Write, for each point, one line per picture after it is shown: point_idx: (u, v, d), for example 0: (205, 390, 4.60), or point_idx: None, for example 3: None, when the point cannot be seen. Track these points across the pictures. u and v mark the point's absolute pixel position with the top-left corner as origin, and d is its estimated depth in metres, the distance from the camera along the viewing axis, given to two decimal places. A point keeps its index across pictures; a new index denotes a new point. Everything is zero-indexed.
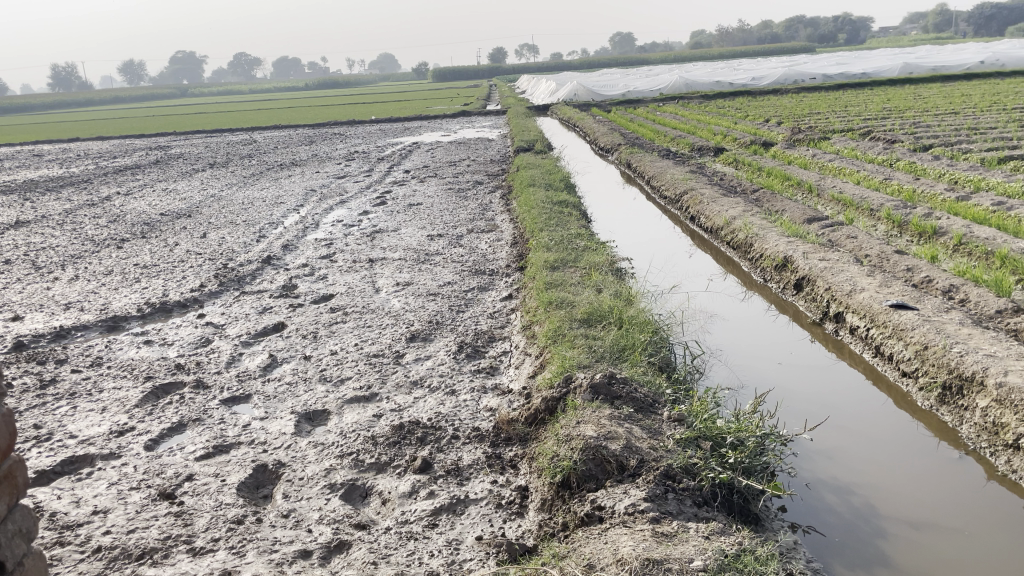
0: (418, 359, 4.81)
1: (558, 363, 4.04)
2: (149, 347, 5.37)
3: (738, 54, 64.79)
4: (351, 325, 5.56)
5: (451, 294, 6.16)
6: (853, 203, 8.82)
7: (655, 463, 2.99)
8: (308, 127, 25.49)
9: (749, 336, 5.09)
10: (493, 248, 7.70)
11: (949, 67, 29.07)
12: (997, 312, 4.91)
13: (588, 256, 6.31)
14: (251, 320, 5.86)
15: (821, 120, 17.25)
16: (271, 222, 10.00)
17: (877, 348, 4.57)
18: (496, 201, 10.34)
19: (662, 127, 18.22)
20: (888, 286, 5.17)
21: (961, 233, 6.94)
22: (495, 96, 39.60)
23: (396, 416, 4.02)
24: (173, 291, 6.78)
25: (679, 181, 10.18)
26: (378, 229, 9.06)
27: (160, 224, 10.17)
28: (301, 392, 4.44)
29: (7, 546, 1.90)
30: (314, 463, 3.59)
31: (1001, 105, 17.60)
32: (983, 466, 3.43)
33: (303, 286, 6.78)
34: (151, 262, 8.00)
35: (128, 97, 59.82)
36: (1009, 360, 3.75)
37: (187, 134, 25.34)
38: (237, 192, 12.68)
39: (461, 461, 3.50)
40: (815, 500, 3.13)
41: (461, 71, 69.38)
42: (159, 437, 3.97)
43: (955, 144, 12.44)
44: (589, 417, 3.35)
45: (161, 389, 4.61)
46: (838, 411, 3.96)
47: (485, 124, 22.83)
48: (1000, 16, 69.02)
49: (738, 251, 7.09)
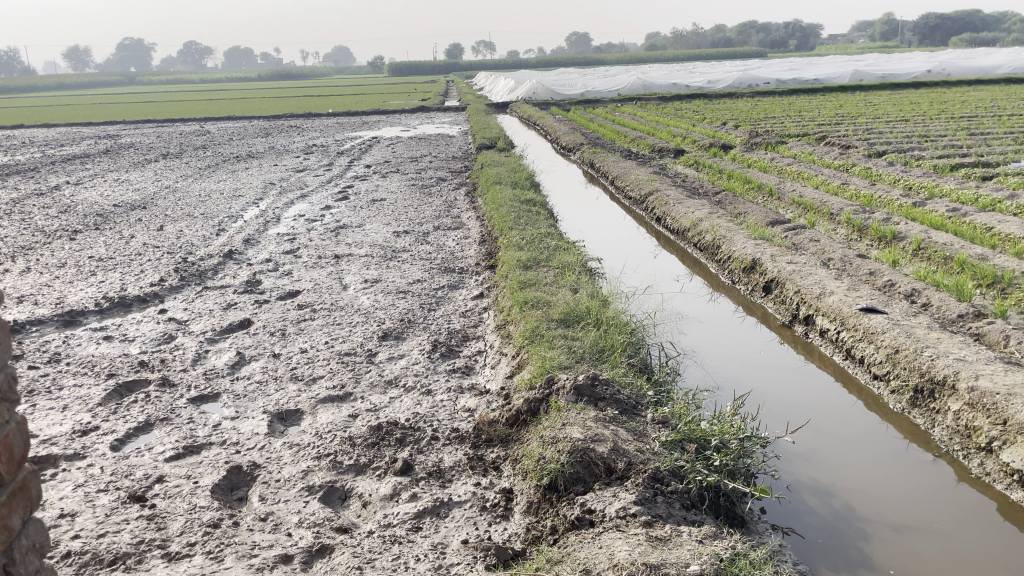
0: (391, 358, 4.74)
1: (537, 364, 4.02)
2: (109, 343, 5.20)
3: (692, 58, 65.72)
4: (320, 323, 5.45)
5: (421, 292, 6.09)
6: (814, 207, 8.97)
7: (643, 466, 2.99)
8: (263, 119, 25.04)
9: (722, 338, 5.13)
10: (461, 246, 7.64)
11: (898, 75, 29.91)
12: (959, 316, 5.05)
13: (559, 256, 6.30)
14: (215, 316, 5.71)
15: (778, 124, 17.56)
16: (230, 215, 9.79)
17: (848, 351, 4.64)
18: (461, 198, 10.28)
19: (621, 127, 18.35)
20: (856, 289, 5.26)
21: (920, 238, 7.10)
22: (453, 92, 39.39)
23: (373, 416, 3.95)
24: (132, 285, 6.57)
25: (644, 182, 10.24)
26: (342, 225, 8.92)
27: (114, 215, 9.88)
28: (272, 391, 4.33)
29: (22, 564, 1.83)
30: (290, 465, 3.50)
31: (949, 113, 18.11)
32: (955, 468, 3.50)
33: (267, 281, 6.65)
34: (107, 254, 7.75)
35: (73, 83, 58.06)
36: (978, 364, 3.85)
37: (137, 123, 24.70)
38: (193, 183, 12.39)
39: (443, 463, 3.44)
40: (797, 502, 3.16)
41: (419, 66, 69.24)
42: (125, 437, 3.84)
43: (908, 150, 12.74)
44: (575, 419, 3.33)
45: (125, 387, 4.45)
46: (815, 412, 4.01)
47: (445, 120, 22.69)
48: (944, 26, 71.27)
49: (705, 253, 7.16)
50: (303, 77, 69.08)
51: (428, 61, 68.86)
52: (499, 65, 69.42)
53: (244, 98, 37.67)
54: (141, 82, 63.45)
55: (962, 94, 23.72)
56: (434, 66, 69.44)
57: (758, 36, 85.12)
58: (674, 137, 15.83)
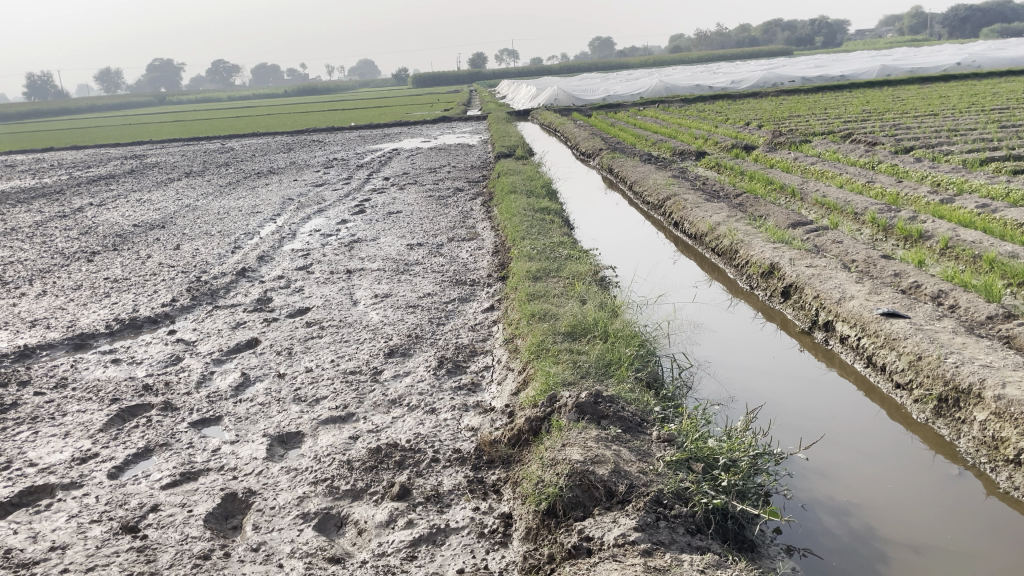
0: (396, 376, 4.63)
1: (541, 380, 3.89)
2: (117, 366, 5.17)
3: (715, 59, 65.21)
4: (327, 340, 5.37)
5: (430, 306, 5.99)
6: (837, 208, 8.73)
7: (645, 489, 2.84)
8: (286, 134, 25.22)
9: (738, 347, 4.95)
10: (473, 257, 7.54)
11: (927, 68, 29.32)
12: (988, 318, 4.84)
13: (571, 265, 6.17)
14: (223, 336, 5.66)
15: (801, 122, 17.26)
16: (247, 232, 9.79)
17: (869, 358, 4.45)
18: (476, 208, 10.19)
19: (642, 131, 18.20)
20: (877, 292, 5.06)
21: (947, 237, 6.87)
22: (474, 101, 39.39)
23: (374, 438, 3.85)
24: (144, 306, 6.56)
25: (662, 186, 10.06)
26: (357, 239, 8.87)
27: (133, 236, 9.93)
28: (274, 413, 4.25)
29: None
30: (286, 491, 3.41)
31: (979, 106, 17.68)
32: (983, 482, 3.31)
33: (278, 299, 6.60)
34: (122, 275, 7.77)
35: (104, 105, 59.23)
36: (1006, 370, 3.65)
37: (163, 143, 24.96)
38: (213, 201, 12.45)
39: (442, 487, 3.33)
40: (812, 522, 2.99)
41: (441, 77, 69.83)
42: (123, 464, 3.78)
43: (937, 146, 12.41)
44: (575, 439, 3.19)
45: (127, 412, 4.40)
46: (832, 424, 3.84)
47: (465, 130, 22.67)
48: (974, 18, 69.88)
49: (723, 257, 6.98)
50: (327, 91, 69.79)
51: (449, 72, 69.31)
52: (522, 73, 69.28)
53: (271, 114, 37.99)
54: (170, 102, 64.36)
55: (993, 85, 23.13)
56: (456, 76, 69.56)
57: (783, 34, 84.15)
58: (695, 140, 15.62)
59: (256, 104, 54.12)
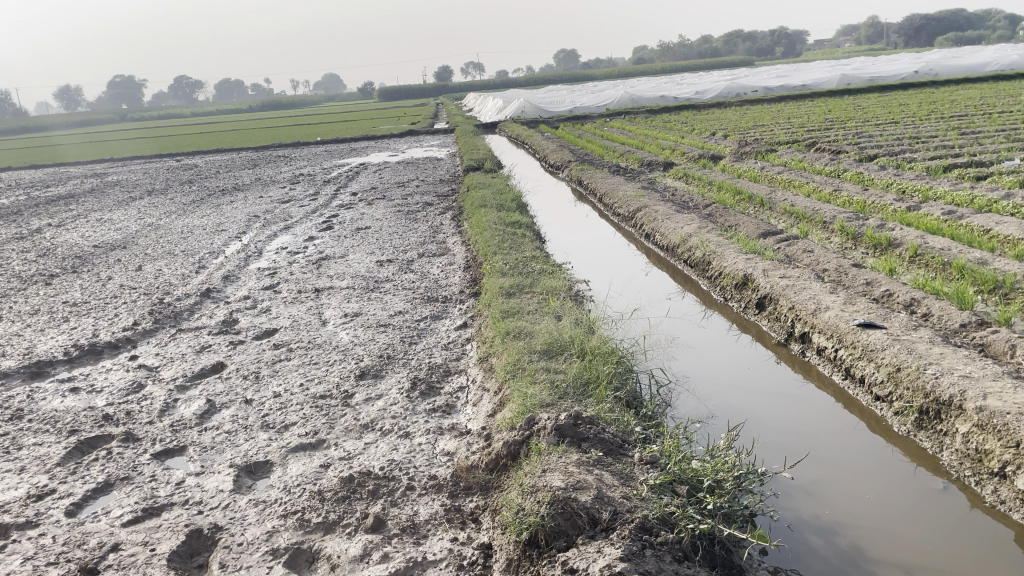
0: (368, 399, 4.50)
1: (518, 402, 3.79)
2: (76, 395, 4.97)
3: (679, 70, 65.85)
4: (296, 363, 5.22)
5: (401, 325, 5.86)
6: (806, 217, 8.76)
7: (630, 516, 2.75)
8: (250, 150, 24.91)
9: (714, 361, 4.89)
10: (445, 273, 7.43)
11: (886, 77, 29.82)
12: (962, 326, 4.84)
13: (544, 280, 6.09)
14: (187, 360, 5.47)
15: (766, 132, 17.41)
16: (211, 251, 9.58)
17: (847, 370, 4.41)
18: (446, 223, 10.09)
19: (611, 142, 18.22)
20: (852, 303, 5.04)
21: (916, 244, 6.89)
22: (440, 114, 39.25)
23: (346, 465, 3.71)
24: (104, 331, 6.35)
25: (632, 199, 10.03)
26: (325, 256, 8.71)
27: (93, 257, 9.67)
28: (241, 442, 4.09)
29: None
30: (254, 526, 3.25)
31: (938, 113, 17.98)
32: (968, 496, 3.27)
33: (244, 320, 6.43)
34: (82, 299, 7.54)
35: (64, 121, 58.28)
36: (986, 381, 3.62)
37: (124, 160, 24.52)
38: (177, 220, 12.19)
39: (418, 517, 3.20)
40: (799, 544, 2.91)
41: (407, 91, 69.71)
42: (82, 501, 3.60)
43: (900, 153, 12.55)
44: (555, 464, 3.09)
45: (86, 444, 4.21)
46: (813, 439, 3.79)
47: (433, 143, 22.57)
48: (929, 28, 71.41)
49: (696, 269, 6.96)
50: (292, 106, 69.33)
51: (415, 86, 69.21)
52: (488, 86, 69.35)
53: (236, 129, 37.52)
54: (133, 119, 63.31)
55: (951, 93, 23.51)
56: (423, 89, 69.45)
57: (745, 45, 85.20)
58: (662, 150, 15.68)
59: (220, 120, 53.46)
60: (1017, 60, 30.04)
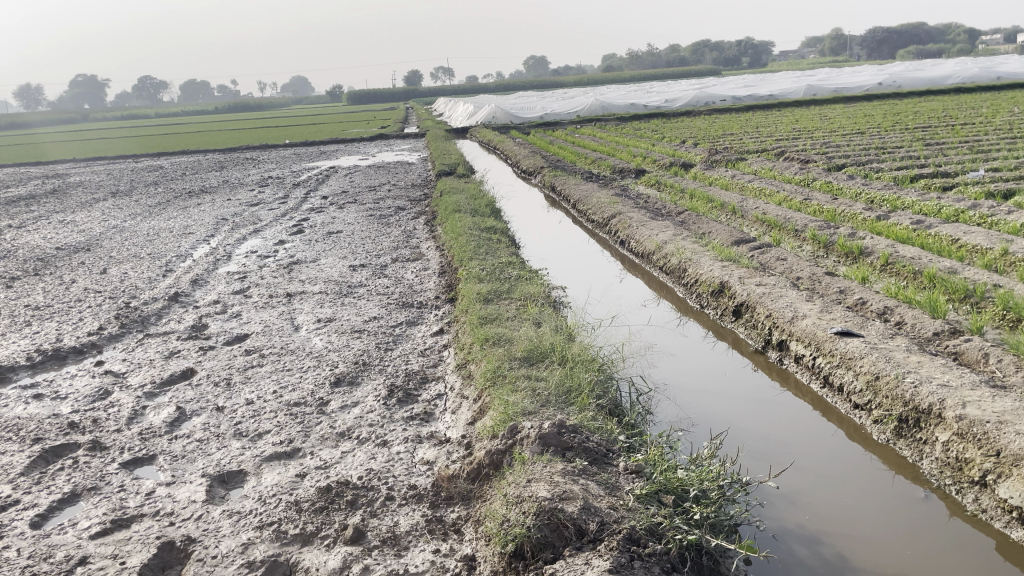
0: (344, 407, 4.41)
1: (500, 409, 3.74)
2: (39, 402, 4.81)
3: (647, 78, 66.34)
4: (269, 369, 5.11)
5: (377, 331, 5.78)
6: (778, 225, 8.83)
7: (617, 527, 2.71)
8: (218, 152, 24.55)
9: (693, 369, 4.88)
10: (419, 279, 7.35)
11: (851, 88, 30.33)
12: (935, 334, 4.89)
13: (521, 286, 6.05)
14: (155, 366, 5.34)
15: (736, 140, 17.58)
16: (179, 254, 9.40)
17: (825, 378, 4.43)
18: (420, 227, 10.02)
19: (582, 149, 18.26)
20: (828, 311, 5.07)
21: (888, 253, 6.97)
22: (410, 118, 39.03)
23: (323, 475, 3.63)
24: (69, 335, 6.17)
25: (606, 205, 10.03)
26: (296, 260, 8.58)
27: (55, 259, 9.42)
28: (213, 450, 3.98)
29: None
30: (229, 538, 3.16)
31: (903, 124, 18.30)
32: (948, 504, 3.28)
33: (214, 325, 6.29)
34: (45, 302, 7.34)
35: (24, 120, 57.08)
36: (964, 390, 3.65)
37: (87, 161, 24.03)
38: (143, 222, 11.95)
39: (399, 528, 3.13)
40: (785, 555, 2.89)
41: (376, 95, 69.32)
42: (48, 512, 3.48)
43: (868, 163, 12.73)
44: (540, 474, 3.05)
45: (51, 453, 4.07)
46: (795, 447, 3.78)
47: (404, 148, 22.43)
48: (891, 41, 72.84)
49: (671, 276, 6.96)
50: (260, 108, 68.56)
51: (385, 90, 68.87)
52: (458, 91, 69.22)
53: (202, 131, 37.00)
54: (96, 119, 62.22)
55: (914, 104, 23.95)
56: (392, 92, 69.14)
57: (713, 54, 86.14)
58: (634, 157, 15.76)
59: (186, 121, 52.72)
60: (977, 73, 30.72)
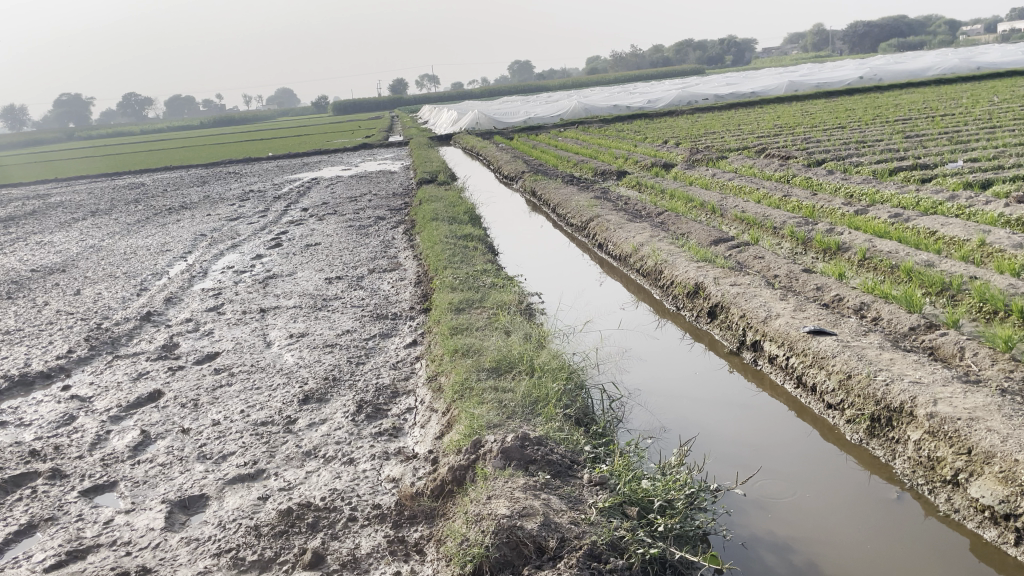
0: (311, 425, 4.32)
1: (465, 423, 3.65)
2: (2, 430, 4.71)
3: (631, 79, 66.35)
4: (237, 388, 5.01)
5: (349, 345, 5.68)
6: (756, 222, 8.79)
7: (578, 543, 2.64)
8: (200, 167, 24.41)
9: (666, 373, 4.81)
10: (395, 289, 7.27)
11: (832, 83, 30.44)
12: (911, 329, 4.83)
13: (494, 295, 5.97)
14: (123, 389, 5.23)
15: (717, 139, 17.56)
16: (155, 272, 9.28)
17: (799, 378, 4.37)
18: (398, 237, 9.92)
19: (564, 152, 18.20)
20: (803, 309, 5.01)
21: (864, 248, 6.92)
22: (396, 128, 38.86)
23: (286, 497, 3.54)
24: (37, 360, 6.06)
25: (585, 208, 9.97)
26: (272, 275, 8.46)
27: (30, 282, 9.29)
28: (175, 475, 3.89)
29: None
30: (185, 567, 3.07)
31: (883, 117, 18.34)
32: (922, 504, 3.23)
33: (185, 344, 6.19)
34: (15, 326, 7.23)
35: (9, 141, 56.71)
36: (936, 387, 3.60)
37: (69, 181, 23.84)
38: (120, 241, 11.81)
39: (359, 550, 3.06)
40: (753, 564, 2.83)
41: (362, 105, 69.03)
42: (3, 545, 3.38)
43: (848, 157, 12.69)
44: (501, 490, 2.97)
45: (10, 482, 3.96)
46: (764, 451, 3.72)
47: (386, 156, 22.30)
48: (872, 34, 73.18)
49: (648, 278, 6.90)
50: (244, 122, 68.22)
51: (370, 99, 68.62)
52: (444, 98, 69.08)
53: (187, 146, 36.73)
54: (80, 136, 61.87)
55: (894, 97, 24.01)
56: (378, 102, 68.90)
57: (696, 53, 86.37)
58: (615, 159, 15.70)
59: (173, 137, 52.47)
60: (957, 64, 30.81)
